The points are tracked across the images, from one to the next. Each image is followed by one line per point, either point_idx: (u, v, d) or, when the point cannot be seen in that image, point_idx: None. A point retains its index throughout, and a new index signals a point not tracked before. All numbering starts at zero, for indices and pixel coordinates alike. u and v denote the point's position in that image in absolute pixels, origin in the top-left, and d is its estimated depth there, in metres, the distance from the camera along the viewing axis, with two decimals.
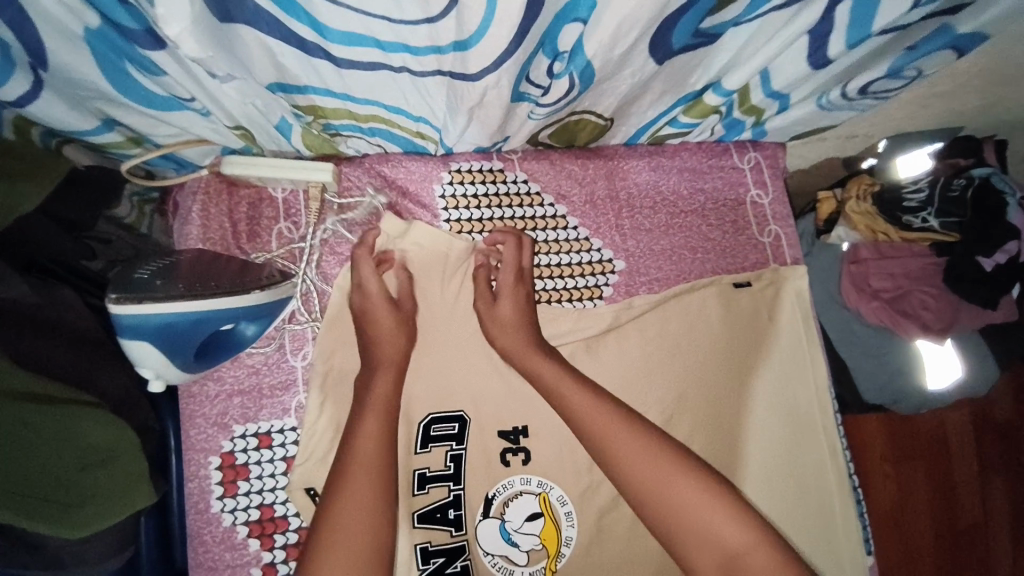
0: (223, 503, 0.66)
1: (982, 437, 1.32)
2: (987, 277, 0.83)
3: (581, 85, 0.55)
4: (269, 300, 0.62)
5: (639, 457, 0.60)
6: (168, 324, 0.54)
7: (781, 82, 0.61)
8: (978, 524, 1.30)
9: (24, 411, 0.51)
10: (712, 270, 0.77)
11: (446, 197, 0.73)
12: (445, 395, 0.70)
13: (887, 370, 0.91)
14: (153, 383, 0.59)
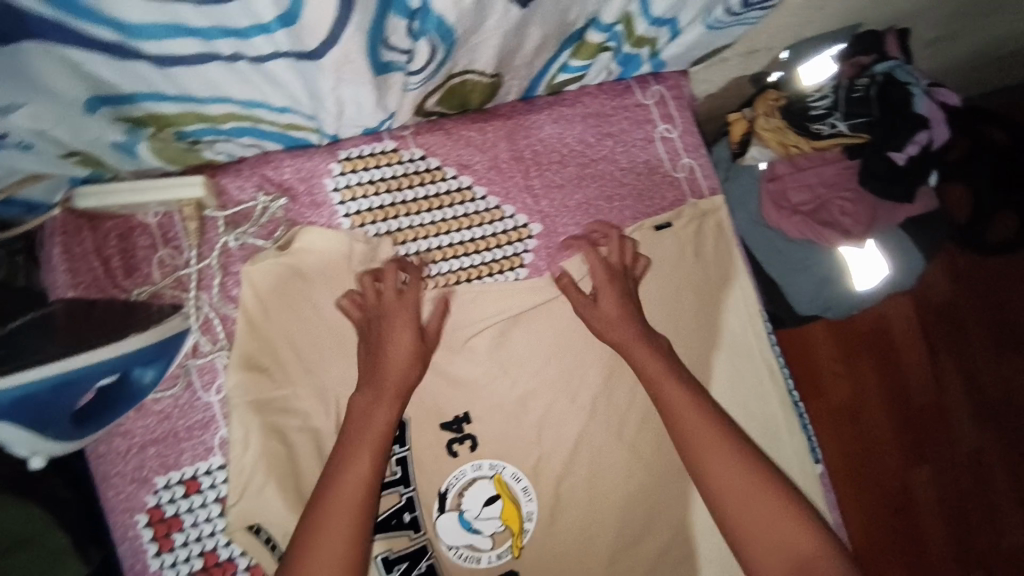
0: (161, 560, 0.61)
1: (924, 321, 1.38)
2: (898, 171, 0.85)
3: (445, 45, 0.50)
4: (161, 337, 0.57)
5: (707, 447, 0.61)
6: (29, 396, 0.47)
7: (662, 6, 0.56)
8: (931, 402, 1.36)
9: None
10: (631, 215, 0.75)
11: (340, 189, 0.66)
12: None
13: (815, 281, 0.94)
14: (31, 462, 0.51)
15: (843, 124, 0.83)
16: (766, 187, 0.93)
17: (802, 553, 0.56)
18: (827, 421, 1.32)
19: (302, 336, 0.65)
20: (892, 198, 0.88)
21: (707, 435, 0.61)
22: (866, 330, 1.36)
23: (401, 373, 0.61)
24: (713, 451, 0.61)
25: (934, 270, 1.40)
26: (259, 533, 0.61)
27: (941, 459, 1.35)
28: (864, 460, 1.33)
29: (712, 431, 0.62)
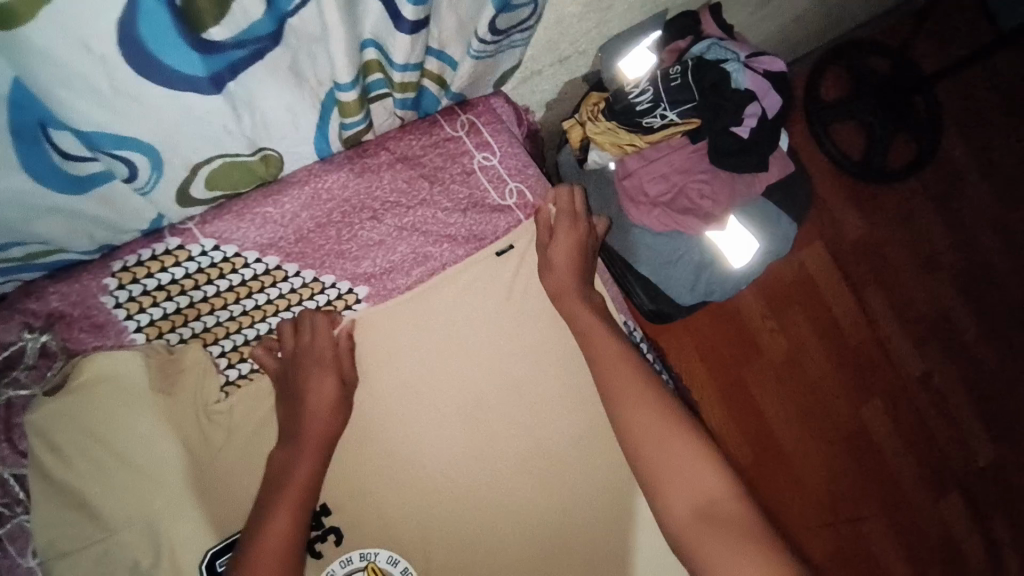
0: None
1: (844, 262, 1.32)
2: (745, 146, 0.82)
3: (143, 152, 0.45)
4: None
5: (627, 395, 0.62)
6: None
7: (402, 55, 0.51)
8: (870, 341, 1.31)
9: None
10: (464, 255, 0.70)
11: (124, 304, 0.60)
12: (223, 517, 0.61)
13: (690, 270, 0.93)
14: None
15: (672, 113, 0.80)
16: (620, 184, 0.90)
17: (713, 491, 0.57)
18: (767, 380, 1.27)
19: (114, 471, 0.59)
20: (747, 170, 0.85)
21: (631, 381, 0.63)
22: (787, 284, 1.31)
23: (320, 423, 0.60)
24: (636, 397, 0.62)
25: (846, 207, 1.34)
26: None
27: (891, 393, 1.30)
28: (812, 408, 1.27)
29: (636, 378, 0.63)
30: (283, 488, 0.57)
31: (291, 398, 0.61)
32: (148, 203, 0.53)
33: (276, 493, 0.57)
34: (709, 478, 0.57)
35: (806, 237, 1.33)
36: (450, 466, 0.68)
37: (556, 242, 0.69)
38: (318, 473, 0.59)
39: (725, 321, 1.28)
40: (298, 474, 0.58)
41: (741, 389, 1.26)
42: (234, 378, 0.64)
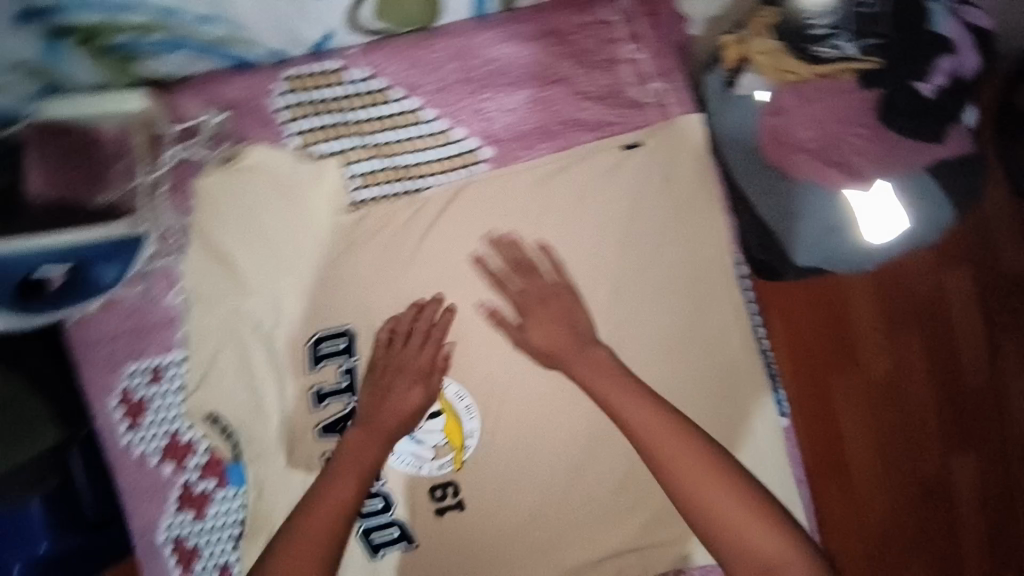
0: (131, 436, 0.69)
1: (990, 289, 1.02)
2: (927, 104, 0.79)
3: None
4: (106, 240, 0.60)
5: (681, 459, 0.59)
6: None
7: None
8: (985, 389, 1.02)
9: None
10: (589, 140, 0.71)
11: (284, 109, 0.68)
12: (331, 310, 0.70)
13: (822, 227, 0.84)
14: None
15: (850, 46, 0.80)
16: (766, 120, 0.83)
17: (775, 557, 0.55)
18: (854, 394, 1.00)
19: (256, 247, 0.69)
20: (921, 137, 0.80)
21: (683, 452, 0.59)
22: (918, 290, 1.01)
23: (395, 422, 0.66)
24: (689, 463, 0.58)
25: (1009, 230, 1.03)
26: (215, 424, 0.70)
27: (993, 454, 1.02)
28: (897, 447, 1.00)
29: (688, 446, 0.59)
30: (334, 470, 0.63)
31: (375, 396, 0.67)
32: (325, 6, 0.60)
33: (331, 474, 0.62)
34: (773, 540, 0.56)
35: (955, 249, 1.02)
36: None
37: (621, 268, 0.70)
38: (382, 444, 0.65)
39: (834, 304, 0.99)
40: (368, 450, 0.64)
41: (823, 400, 0.99)
42: (360, 200, 0.70)
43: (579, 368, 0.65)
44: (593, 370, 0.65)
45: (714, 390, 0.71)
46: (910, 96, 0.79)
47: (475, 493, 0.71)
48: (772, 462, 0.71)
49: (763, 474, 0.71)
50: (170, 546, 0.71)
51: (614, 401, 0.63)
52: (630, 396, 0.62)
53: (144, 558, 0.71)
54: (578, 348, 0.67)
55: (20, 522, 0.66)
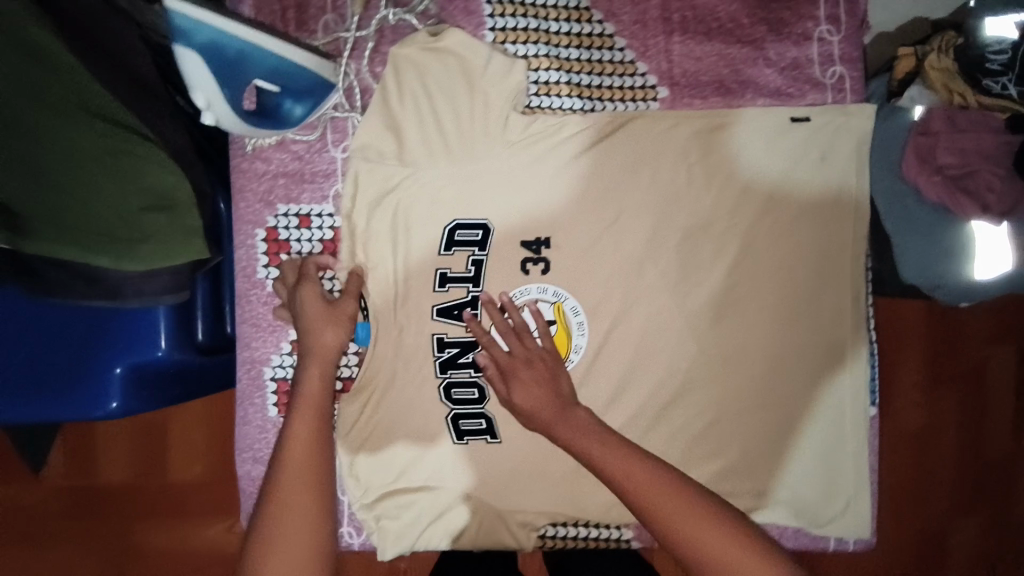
0: (267, 272, 0.73)
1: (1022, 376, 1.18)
2: None
3: None
4: (314, 70, 0.64)
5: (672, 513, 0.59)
6: (217, 41, 0.54)
7: None
8: (1002, 461, 1.17)
9: (99, 158, 0.61)
10: (763, 104, 0.74)
11: (493, 4, 0.73)
12: (475, 202, 0.73)
13: (935, 251, 0.87)
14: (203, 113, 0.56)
15: (1014, 88, 0.84)
16: (914, 138, 0.87)
17: None
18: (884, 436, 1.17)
19: (426, 125, 0.72)
20: None
21: (679, 504, 0.60)
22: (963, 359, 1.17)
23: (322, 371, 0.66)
24: (681, 513, 0.59)
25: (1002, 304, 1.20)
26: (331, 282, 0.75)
27: (993, 519, 1.17)
28: (910, 491, 1.16)
29: (682, 498, 0.60)
30: (297, 412, 0.64)
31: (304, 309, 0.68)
32: None
33: (291, 416, 0.63)
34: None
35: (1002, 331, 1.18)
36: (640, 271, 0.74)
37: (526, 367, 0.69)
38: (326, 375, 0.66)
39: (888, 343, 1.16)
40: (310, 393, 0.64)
41: None
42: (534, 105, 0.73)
43: (563, 432, 0.66)
44: (572, 432, 0.66)
45: (812, 364, 0.74)
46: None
47: None
48: (852, 444, 0.75)
49: (838, 455, 0.75)
50: (274, 384, 0.74)
51: (593, 456, 0.64)
52: (612, 455, 0.63)
53: (246, 389, 0.74)
54: (559, 415, 0.67)
55: (146, 319, 0.67)
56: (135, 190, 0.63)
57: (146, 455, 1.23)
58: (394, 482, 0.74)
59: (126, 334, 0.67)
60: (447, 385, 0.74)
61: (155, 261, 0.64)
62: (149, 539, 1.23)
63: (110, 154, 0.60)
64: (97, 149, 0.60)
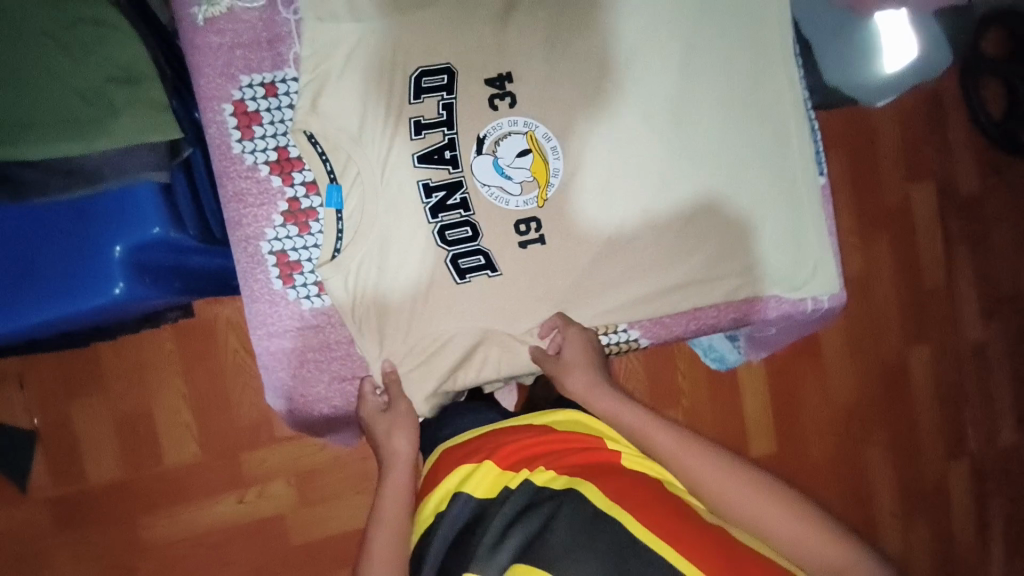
0: (242, 146, 0.73)
1: (880, 332, 1.65)
2: None
3: None
4: None
5: (725, 488, 0.61)
6: None
7: None
8: (897, 362, 1.66)
9: (63, 36, 0.62)
10: None
11: None
12: (433, 48, 0.75)
13: (852, 51, 0.98)
14: None
15: None
16: None
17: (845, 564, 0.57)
18: (839, 357, 1.63)
19: None
20: None
21: (723, 479, 0.62)
22: (863, 326, 1.64)
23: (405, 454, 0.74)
24: (734, 490, 0.61)
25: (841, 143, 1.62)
26: (314, 144, 0.73)
27: (866, 374, 1.64)
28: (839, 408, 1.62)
29: (730, 475, 0.62)
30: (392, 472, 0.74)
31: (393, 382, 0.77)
32: None
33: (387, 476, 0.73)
34: (839, 552, 0.57)
35: (868, 270, 1.64)
36: (599, 95, 0.79)
37: (575, 349, 0.76)
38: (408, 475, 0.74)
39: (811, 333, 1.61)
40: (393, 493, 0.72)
41: (808, 371, 1.60)
42: None
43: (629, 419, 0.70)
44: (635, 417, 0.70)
45: (765, 146, 0.82)
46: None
47: (557, 230, 0.79)
48: (808, 216, 0.83)
49: (799, 226, 0.83)
50: (273, 258, 0.75)
51: (609, 412, 0.72)
52: (664, 436, 0.67)
53: (247, 267, 0.75)
54: (615, 402, 0.73)
55: (133, 199, 0.68)
56: (98, 62, 0.63)
57: (132, 452, 1.28)
58: (412, 337, 0.78)
59: (116, 217, 0.67)
60: (441, 229, 0.77)
61: (132, 133, 0.63)
62: (160, 531, 1.29)
63: (76, 27, 0.63)
64: (64, 21, 0.62)
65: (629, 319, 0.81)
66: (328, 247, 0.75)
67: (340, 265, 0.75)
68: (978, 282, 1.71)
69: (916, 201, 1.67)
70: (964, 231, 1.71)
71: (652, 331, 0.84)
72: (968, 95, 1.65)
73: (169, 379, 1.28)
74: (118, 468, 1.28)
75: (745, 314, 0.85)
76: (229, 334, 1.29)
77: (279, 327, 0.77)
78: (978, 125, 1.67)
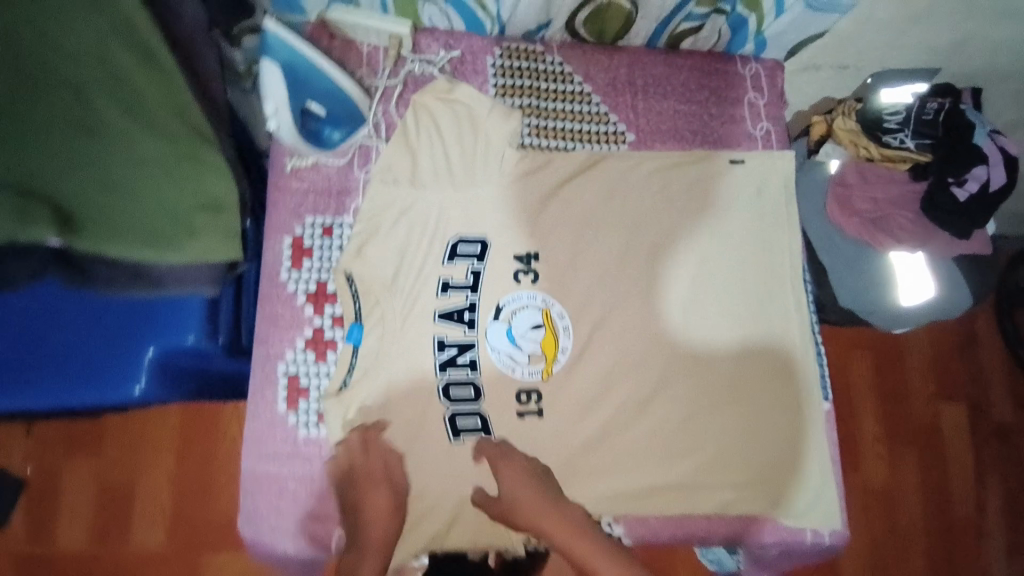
0: (289, 275, 0.81)
1: (901, 556, 1.53)
2: (962, 208, 0.95)
3: None
4: (353, 97, 0.80)
5: None
6: (291, 61, 0.74)
7: None
8: None
9: (163, 164, 0.69)
10: (708, 149, 0.91)
11: (495, 67, 0.89)
12: (473, 222, 0.85)
13: (863, 281, 1.03)
14: (268, 118, 0.73)
15: (911, 141, 0.96)
16: (833, 189, 1.04)
17: None
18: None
19: (437, 158, 0.85)
20: (947, 230, 0.98)
21: None
22: (882, 547, 1.53)
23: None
24: None
25: (868, 348, 1.62)
26: (350, 284, 0.81)
27: None
28: None
29: None
30: None
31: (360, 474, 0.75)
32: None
33: None
34: None
35: (890, 484, 1.56)
36: (615, 284, 0.85)
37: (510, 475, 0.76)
38: None
39: None
40: None
41: None
42: (529, 145, 0.88)
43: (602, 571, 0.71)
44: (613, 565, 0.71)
45: (769, 360, 0.84)
46: (948, 198, 0.96)
47: (555, 404, 0.81)
48: (809, 438, 0.82)
49: (799, 445, 0.82)
50: (284, 380, 0.79)
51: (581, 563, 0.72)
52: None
53: (259, 385, 0.79)
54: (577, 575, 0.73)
55: (178, 310, 0.76)
56: (191, 192, 0.71)
57: (103, 526, 1.25)
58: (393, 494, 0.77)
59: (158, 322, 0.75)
60: (446, 383, 0.80)
61: (199, 255, 0.72)
62: None
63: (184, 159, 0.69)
64: (169, 150, 0.68)
65: (615, 510, 0.80)
66: (336, 380, 0.79)
67: (344, 399, 0.78)
68: (1014, 523, 1.58)
69: (947, 424, 1.60)
70: (999, 464, 1.61)
71: (639, 534, 0.81)
72: (1006, 325, 1.65)
73: (160, 459, 1.28)
74: (83, 541, 1.24)
75: (740, 533, 0.81)
76: (233, 422, 1.30)
77: (270, 450, 0.79)
78: (1014, 354, 1.64)
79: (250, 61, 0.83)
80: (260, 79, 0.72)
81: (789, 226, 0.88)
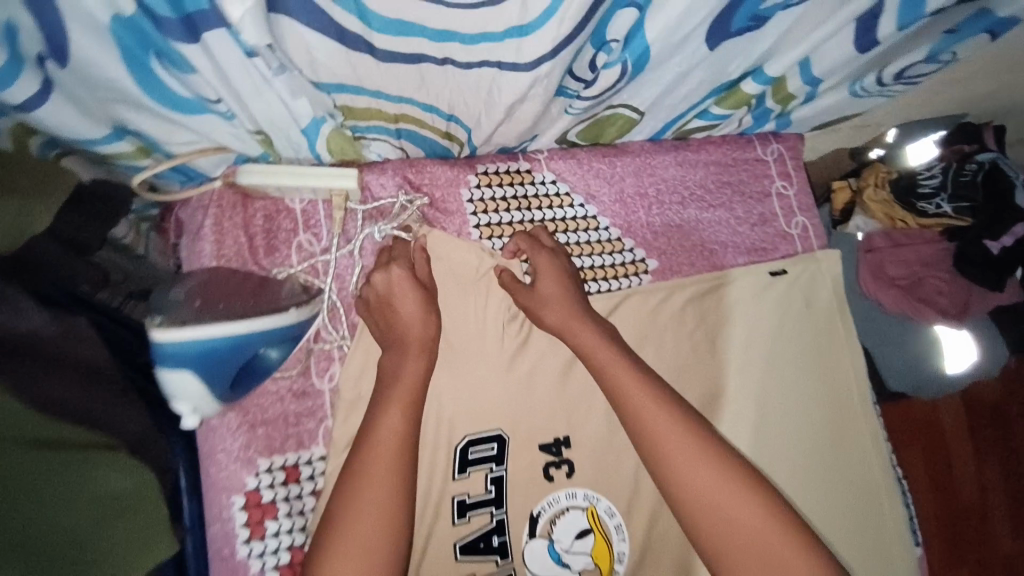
0: (249, 548, 0.60)
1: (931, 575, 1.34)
2: (994, 260, 0.86)
3: (631, 74, 0.53)
4: (299, 320, 0.57)
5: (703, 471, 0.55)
6: (208, 350, 0.49)
7: (822, 67, 0.61)
8: None
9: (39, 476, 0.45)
10: (742, 262, 0.76)
11: (474, 201, 0.68)
12: (482, 413, 0.66)
13: (908, 358, 0.91)
14: (185, 419, 0.53)
15: (948, 205, 0.87)
16: (863, 257, 0.92)
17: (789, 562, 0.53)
18: None
19: None
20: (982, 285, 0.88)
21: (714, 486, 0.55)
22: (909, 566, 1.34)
23: None
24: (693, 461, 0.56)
25: None
26: None
27: None
28: None
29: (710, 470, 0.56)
30: None
31: (381, 304, 0.60)
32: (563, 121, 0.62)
33: None
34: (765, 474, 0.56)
35: None
36: None
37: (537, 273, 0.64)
38: None
39: None
40: None
41: None
42: None
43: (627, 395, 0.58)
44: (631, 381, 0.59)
45: (856, 512, 0.74)
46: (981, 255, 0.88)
47: None
48: None
49: None
50: None
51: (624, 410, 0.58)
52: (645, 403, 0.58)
53: None
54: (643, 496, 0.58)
55: None
56: (87, 501, 0.47)
57: None
58: None
59: None
60: None
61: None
62: None
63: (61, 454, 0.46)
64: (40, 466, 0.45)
65: None
66: None
67: None
68: None
69: None
70: None
71: None
72: None
73: None
74: None
75: None
76: None
77: None
78: None
79: (138, 215, 0.63)
80: (163, 382, 0.51)
81: (846, 343, 0.77)
